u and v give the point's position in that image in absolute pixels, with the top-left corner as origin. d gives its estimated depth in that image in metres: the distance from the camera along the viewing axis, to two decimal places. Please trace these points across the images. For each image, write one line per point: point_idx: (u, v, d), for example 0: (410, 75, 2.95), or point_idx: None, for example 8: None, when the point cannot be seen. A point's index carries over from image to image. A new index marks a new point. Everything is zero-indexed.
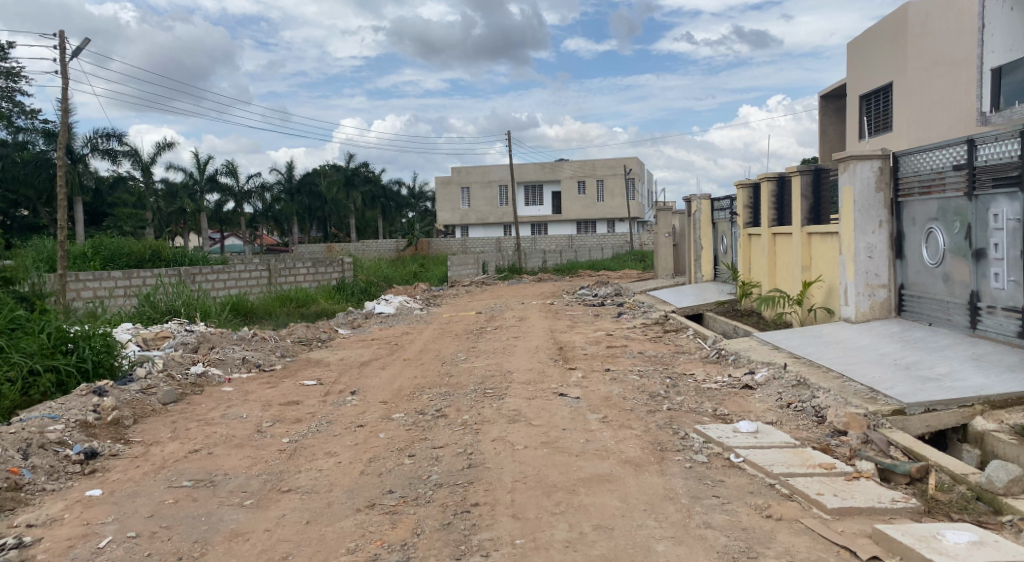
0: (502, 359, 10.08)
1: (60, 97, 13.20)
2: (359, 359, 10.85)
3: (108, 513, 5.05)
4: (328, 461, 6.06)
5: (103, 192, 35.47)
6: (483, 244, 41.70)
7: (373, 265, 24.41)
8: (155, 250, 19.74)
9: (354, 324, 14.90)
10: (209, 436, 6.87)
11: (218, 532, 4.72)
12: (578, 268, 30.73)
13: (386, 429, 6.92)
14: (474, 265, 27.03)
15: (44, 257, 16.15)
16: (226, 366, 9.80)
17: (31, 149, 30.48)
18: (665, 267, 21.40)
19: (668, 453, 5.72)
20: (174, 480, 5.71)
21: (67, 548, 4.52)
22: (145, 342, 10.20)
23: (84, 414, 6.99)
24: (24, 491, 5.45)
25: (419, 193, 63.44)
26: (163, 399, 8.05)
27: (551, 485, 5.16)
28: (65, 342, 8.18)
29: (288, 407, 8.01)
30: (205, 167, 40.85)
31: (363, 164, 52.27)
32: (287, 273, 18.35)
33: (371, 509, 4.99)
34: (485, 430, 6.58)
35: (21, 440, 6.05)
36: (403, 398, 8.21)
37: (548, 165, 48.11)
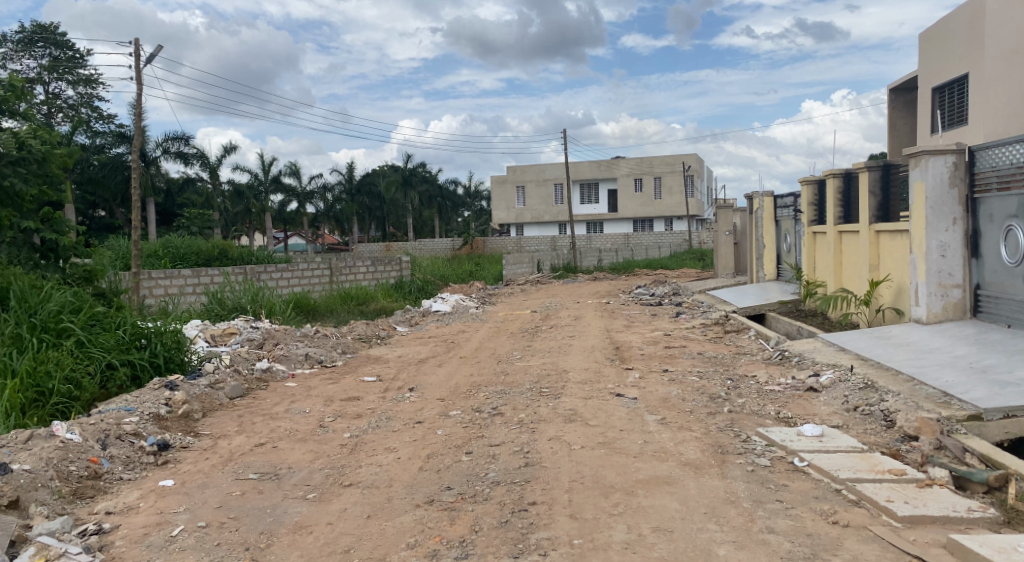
0: (558, 358, 10.07)
1: (135, 102, 13.77)
2: (416, 357, 10.99)
3: (180, 503, 5.24)
4: (387, 457, 6.16)
5: (173, 193, 36.81)
6: (538, 243, 41.66)
7: (429, 264, 24.70)
8: (222, 249, 20.50)
9: (412, 322, 15.10)
10: (274, 431, 7.07)
11: (283, 524, 4.85)
12: (634, 267, 30.51)
13: (444, 426, 7.00)
14: (528, 264, 27.11)
15: (120, 256, 16.92)
16: (290, 362, 10.04)
17: (107, 152, 31.78)
18: (725, 266, 21.02)
19: (729, 456, 5.63)
20: (241, 473, 5.89)
21: (142, 535, 4.70)
22: (213, 338, 10.54)
23: (157, 407, 7.27)
24: (104, 479, 5.70)
25: (475, 192, 63.99)
26: (230, 394, 8.32)
27: (609, 486, 5.13)
28: (140, 338, 8.51)
29: (349, 402, 8.17)
30: (270, 168, 41.97)
31: (420, 164, 52.86)
32: (348, 271, 18.69)
33: (430, 505, 5.04)
34: (541, 430, 6.58)
35: (100, 431, 6.32)
36: (460, 396, 8.28)
37: (604, 163, 47.80)
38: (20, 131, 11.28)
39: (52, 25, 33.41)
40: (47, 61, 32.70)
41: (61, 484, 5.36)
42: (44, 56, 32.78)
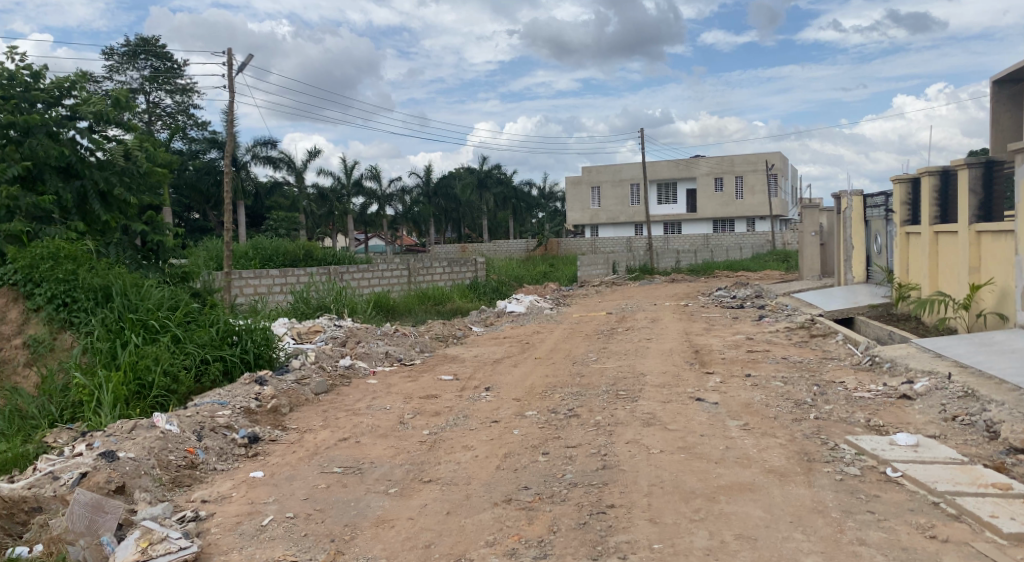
0: (636, 360, 9.96)
1: (229, 109, 14.42)
2: (492, 357, 11.08)
3: (269, 494, 5.45)
4: (465, 454, 6.24)
5: (261, 197, 38.34)
6: (613, 244, 41.29)
7: (505, 265, 24.89)
8: (307, 250, 21.23)
9: (487, 322, 15.26)
10: (356, 426, 7.27)
11: (366, 517, 4.98)
12: (713, 268, 29.90)
13: (520, 426, 7.03)
14: (604, 265, 26.92)
15: (214, 256, 17.77)
16: (371, 359, 10.31)
17: (201, 158, 33.38)
18: (811, 268, 20.30)
19: (816, 464, 5.45)
20: (326, 466, 6.08)
21: (235, 523, 4.91)
22: (299, 336, 10.92)
23: (248, 401, 7.59)
24: (200, 469, 5.99)
25: (550, 194, 64.06)
26: (315, 390, 8.59)
27: (689, 491, 5.05)
28: (231, 334, 8.87)
29: (427, 400, 8.32)
30: (352, 172, 43.11)
31: (496, 166, 53.27)
32: (426, 272, 19.02)
33: (508, 504, 5.08)
34: (619, 432, 6.53)
35: (196, 423, 6.65)
36: (535, 396, 8.30)
37: (683, 163, 47.01)
38: (126, 142, 12.15)
39: (153, 38, 35.25)
40: (148, 72, 34.57)
41: (162, 472, 5.66)
42: (145, 67, 34.63)
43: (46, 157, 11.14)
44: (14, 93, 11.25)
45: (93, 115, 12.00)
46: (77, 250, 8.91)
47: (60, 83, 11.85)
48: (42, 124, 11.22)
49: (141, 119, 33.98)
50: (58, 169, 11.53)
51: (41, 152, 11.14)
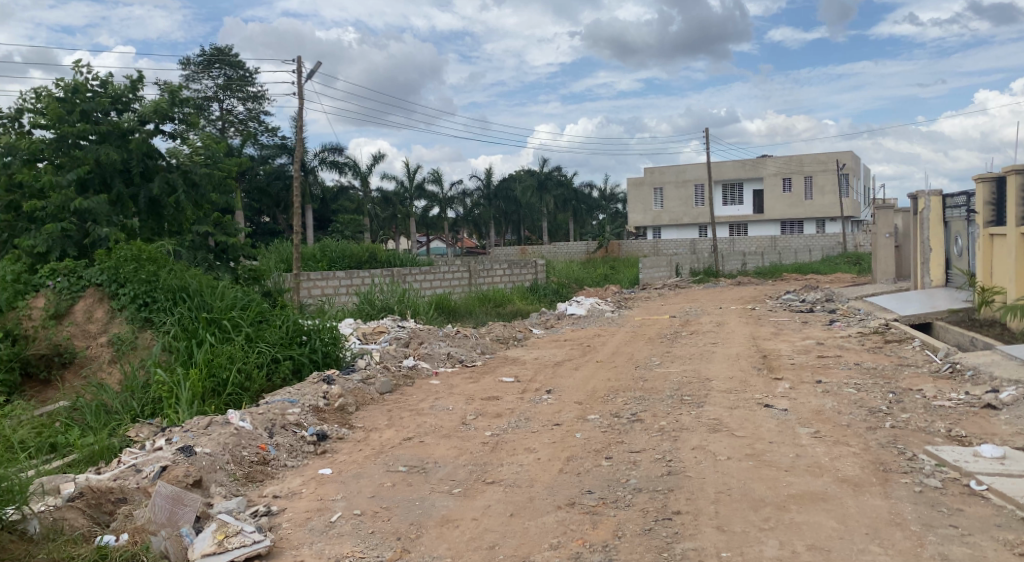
0: (700, 365, 9.79)
1: (298, 116, 14.82)
2: (553, 359, 11.06)
3: (337, 491, 5.57)
4: (528, 457, 6.25)
5: (328, 201, 39.21)
6: (676, 246, 40.70)
7: (565, 267, 24.81)
8: (371, 252, 21.61)
9: (548, 324, 15.25)
10: (420, 426, 7.36)
11: (431, 517, 5.04)
12: (780, 271, 29.13)
13: (583, 429, 6.99)
14: (667, 268, 26.54)
15: (283, 257, 18.26)
16: (433, 360, 10.43)
17: (272, 163, 34.41)
18: (884, 271, 19.56)
19: (893, 475, 5.24)
20: (391, 465, 6.17)
21: (305, 519, 5.04)
22: (364, 337, 11.14)
23: (316, 399, 7.77)
24: (271, 465, 6.16)
25: (611, 196, 63.61)
26: (380, 389, 8.75)
27: (758, 500, 4.93)
28: (300, 334, 9.12)
29: (489, 401, 8.36)
30: (415, 175, 43.68)
31: (557, 168, 53.18)
32: (486, 274, 19.12)
33: (572, 508, 5.06)
34: (684, 438, 6.43)
35: (267, 420, 6.85)
36: (597, 400, 8.24)
37: (749, 163, 46.00)
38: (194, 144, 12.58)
39: (226, 48, 36.48)
40: (221, 80, 35.75)
41: (235, 468, 5.84)
42: (219, 76, 35.81)
43: (112, 163, 11.61)
44: (80, 104, 11.77)
45: (163, 119, 12.44)
46: (156, 253, 9.28)
47: (125, 91, 12.39)
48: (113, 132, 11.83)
49: (215, 126, 35.28)
50: (126, 174, 12.12)
51: (108, 158, 11.56)
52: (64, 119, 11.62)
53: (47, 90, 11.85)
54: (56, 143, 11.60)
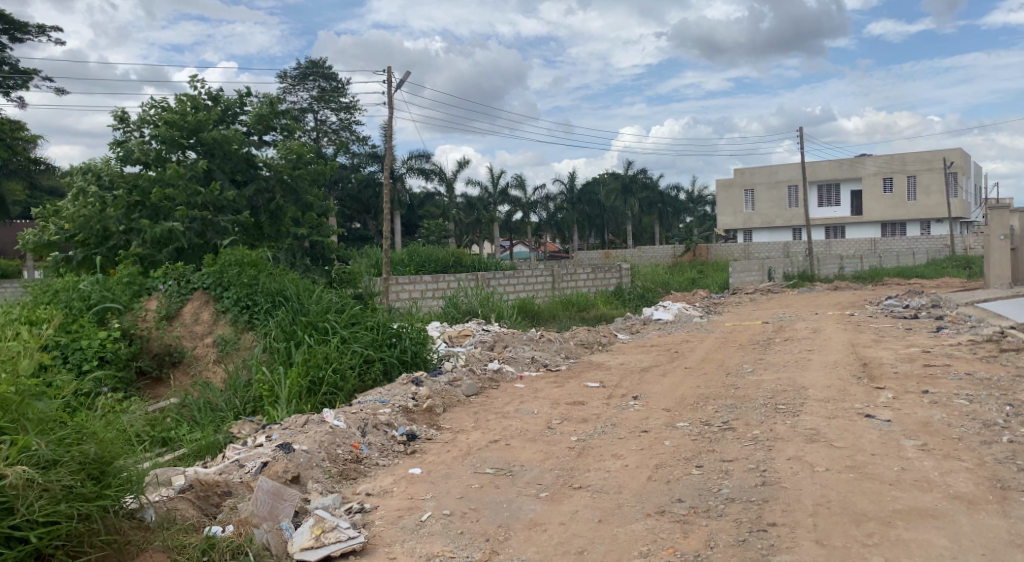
0: (795, 373, 9.43)
1: (388, 124, 15.22)
2: (639, 365, 10.91)
3: (427, 491, 5.66)
4: (615, 463, 6.17)
5: (415, 207, 40.12)
6: (769, 249, 39.40)
7: (652, 271, 24.46)
8: (457, 256, 21.93)
9: (633, 329, 15.05)
10: (506, 428, 7.40)
11: (519, 520, 5.04)
12: (881, 275, 27.77)
13: (672, 437, 6.85)
14: (759, 272, 25.72)
15: (373, 262, 18.76)
16: (518, 364, 10.47)
17: (362, 171, 35.52)
18: (998, 275, 18.34)
19: (1011, 493, 4.90)
20: (479, 467, 6.22)
21: (397, 517, 5.14)
22: (450, 339, 11.31)
23: (405, 400, 7.92)
24: (364, 463, 6.33)
25: (699, 198, 62.32)
26: (466, 391, 8.84)
27: (861, 514, 4.70)
28: (391, 335, 9.34)
29: (574, 406, 8.32)
30: (499, 181, 43.99)
31: (643, 171, 52.52)
32: (570, 278, 19.04)
33: (661, 516, 4.96)
34: (779, 448, 6.21)
35: (360, 420, 7.03)
36: (686, 407, 8.07)
37: (847, 162, 44.12)
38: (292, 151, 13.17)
39: (321, 60, 37.83)
40: (316, 92, 37.15)
41: (330, 465, 6.03)
42: (314, 87, 37.14)
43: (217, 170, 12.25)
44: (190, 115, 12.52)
45: (264, 130, 13.13)
46: (258, 258, 9.82)
47: (233, 102, 13.06)
48: (218, 144, 12.48)
49: (310, 136, 36.66)
50: (232, 180, 12.77)
51: (219, 166, 12.56)
52: (178, 126, 12.20)
53: (162, 104, 12.61)
54: (168, 151, 12.32)
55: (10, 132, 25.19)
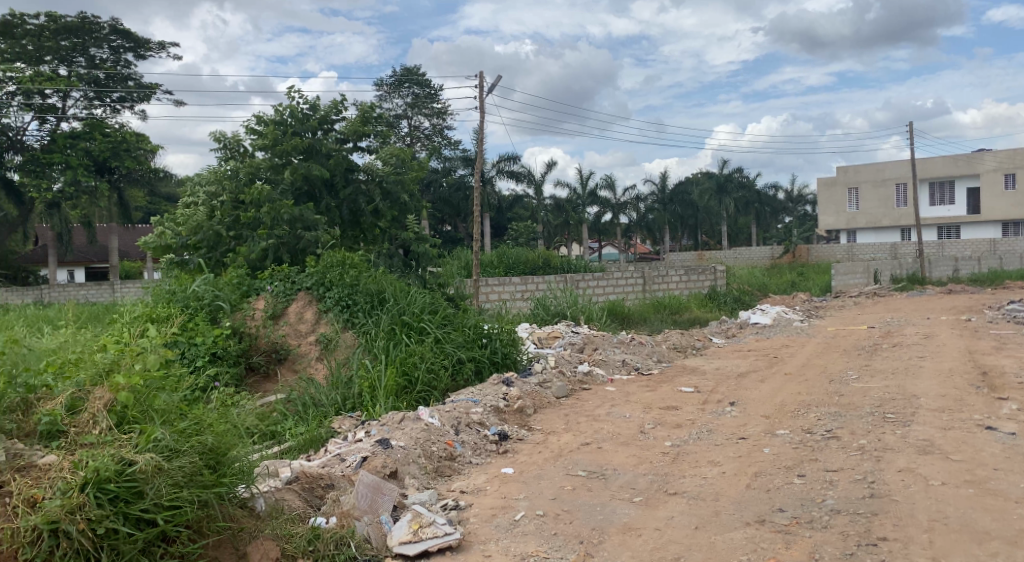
0: (905, 381, 8.93)
1: (479, 127, 15.41)
2: (736, 370, 10.59)
3: (520, 491, 5.69)
4: (712, 470, 6.02)
5: (504, 209, 40.41)
6: (874, 251, 37.48)
7: (748, 273, 23.76)
8: (545, 257, 21.96)
9: (728, 333, 14.65)
10: (597, 431, 7.34)
11: (613, 523, 5.00)
12: (1002, 278, 25.97)
13: (771, 445, 6.62)
14: (864, 274, 24.52)
15: (463, 264, 19.05)
16: (608, 367, 10.38)
17: (453, 174, 36.12)
18: None
19: None
20: (571, 469, 6.20)
21: (491, 515, 5.19)
22: (540, 341, 11.34)
23: (497, 400, 7.98)
24: (458, 461, 6.42)
25: (798, 197, 60.15)
26: (557, 393, 8.84)
27: (982, 532, 4.41)
28: (481, 336, 9.46)
29: (668, 411, 8.17)
30: (588, 182, 43.75)
31: (738, 170, 51.11)
32: (661, 280, 18.75)
33: (762, 525, 4.81)
34: (888, 459, 5.90)
35: (453, 418, 7.15)
36: (786, 415, 7.78)
37: (963, 158, 41.51)
38: (386, 158, 13.57)
39: (415, 68, 38.72)
40: (410, 99, 38.05)
41: (426, 461, 6.15)
42: (407, 94, 38.07)
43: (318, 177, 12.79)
44: (294, 125, 13.11)
45: (361, 138, 13.55)
46: (356, 261, 10.18)
47: (331, 112, 13.57)
48: (318, 152, 13.01)
49: (403, 142, 37.60)
50: (330, 187, 13.27)
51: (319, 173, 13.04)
52: (280, 141, 12.88)
53: (266, 116, 13.27)
54: (271, 160, 12.96)
55: (133, 142, 26.97)
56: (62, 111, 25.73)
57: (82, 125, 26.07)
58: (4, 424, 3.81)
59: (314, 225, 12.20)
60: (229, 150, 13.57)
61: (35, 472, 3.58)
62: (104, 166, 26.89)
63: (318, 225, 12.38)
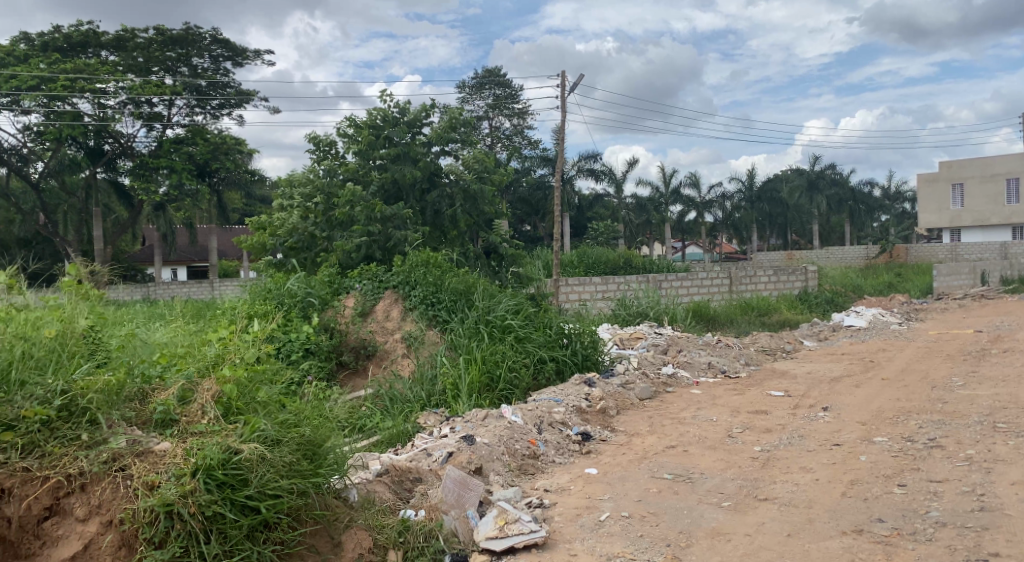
0: (1018, 389, 8.38)
1: (562, 126, 15.42)
2: (829, 374, 10.19)
3: (604, 491, 5.66)
4: (805, 477, 5.81)
5: (584, 209, 40.16)
6: (981, 252, 35.31)
7: (841, 274, 22.82)
8: (627, 257, 21.71)
9: (821, 336, 14.12)
10: (683, 434, 7.22)
11: (701, 527, 4.90)
12: None
13: (868, 452, 6.34)
14: (969, 275, 23.13)
15: (545, 264, 19.07)
16: (694, 369, 10.18)
17: (533, 173, 36.18)
18: None
19: None
20: (656, 471, 6.11)
21: (576, 515, 5.18)
22: (622, 342, 11.24)
23: (579, 401, 7.96)
24: (541, 460, 6.44)
25: (897, 194, 57.36)
26: (640, 395, 8.74)
27: None
28: (563, 337, 9.43)
29: (757, 415, 7.95)
30: (671, 181, 43.04)
31: (830, 166, 49.14)
32: (748, 281, 18.25)
33: (859, 535, 4.61)
34: (999, 471, 5.55)
35: (536, 417, 7.17)
36: (885, 422, 7.43)
37: None
38: (469, 159, 13.74)
39: (497, 68, 39.08)
40: (491, 99, 38.40)
41: (510, 459, 6.20)
42: (489, 95, 38.40)
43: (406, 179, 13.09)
44: (384, 128, 13.48)
45: (445, 140, 13.77)
46: (440, 259, 10.35)
47: (418, 114, 13.84)
48: (404, 153, 13.31)
49: (485, 142, 37.95)
50: (416, 188, 13.56)
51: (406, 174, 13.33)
52: (371, 142, 13.26)
53: (356, 120, 13.67)
54: (361, 162, 13.33)
55: (232, 146, 28.24)
56: (168, 119, 27.18)
57: (185, 131, 27.45)
58: (124, 412, 4.05)
59: (401, 226, 12.47)
60: (322, 153, 14.02)
61: (152, 457, 3.79)
62: (205, 170, 28.24)
63: (407, 226, 12.66)
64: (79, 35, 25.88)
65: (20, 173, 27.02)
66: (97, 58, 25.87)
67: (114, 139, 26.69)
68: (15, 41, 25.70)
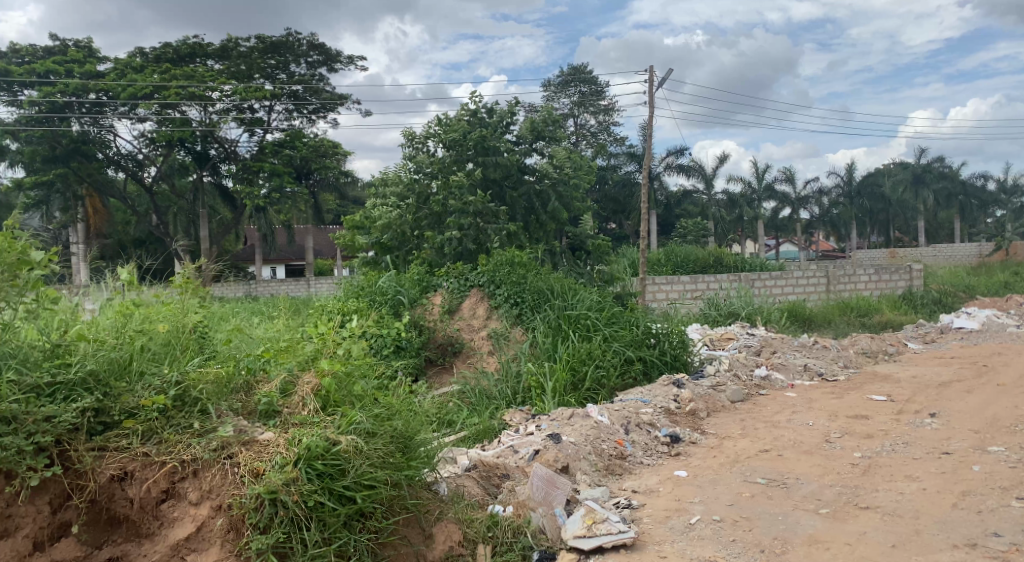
0: None
1: (650, 122, 15.20)
2: (937, 379, 9.62)
3: (695, 494, 5.55)
4: (910, 486, 5.53)
5: (672, 206, 39.43)
6: None
7: (950, 273, 21.53)
8: (717, 255, 21.17)
9: (927, 338, 13.36)
10: (777, 439, 6.99)
11: (798, 534, 4.74)
12: None
13: (982, 462, 5.96)
14: None
15: (632, 262, 18.86)
16: (789, 371, 9.82)
17: (619, 171, 35.85)
18: None
19: None
20: (749, 476, 5.94)
21: (665, 517, 5.11)
22: (712, 342, 10.97)
23: (668, 402, 7.83)
24: (629, 460, 6.37)
25: (1014, 188, 53.62)
26: (732, 397, 8.51)
27: None
28: (650, 336, 9.30)
29: (857, 420, 7.60)
30: (764, 176, 41.79)
31: (938, 159, 46.45)
32: (847, 281, 17.48)
33: (973, 549, 4.36)
34: None
35: (623, 417, 7.10)
36: (1001, 430, 6.96)
37: None
38: (556, 157, 13.77)
39: (584, 65, 38.92)
40: (577, 97, 38.29)
41: (597, 459, 6.17)
42: (576, 92, 38.29)
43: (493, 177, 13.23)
44: (473, 127, 13.67)
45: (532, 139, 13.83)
46: (525, 258, 10.40)
47: (506, 113, 13.97)
48: (492, 151, 13.47)
49: (571, 140, 37.85)
50: (503, 186, 13.69)
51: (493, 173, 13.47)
52: (460, 141, 13.48)
53: (444, 119, 13.91)
54: (450, 160, 13.55)
55: (328, 147, 29.27)
56: (268, 124, 28.41)
57: (284, 134, 28.60)
58: (231, 403, 4.28)
59: (488, 225, 12.61)
60: (413, 151, 14.32)
61: (257, 446, 3.98)
62: (302, 171, 29.37)
63: (493, 224, 12.79)
64: (187, 47, 27.35)
65: (134, 177, 28.83)
66: (204, 67, 27.28)
67: (219, 143, 28.08)
68: (131, 55, 27.41)
